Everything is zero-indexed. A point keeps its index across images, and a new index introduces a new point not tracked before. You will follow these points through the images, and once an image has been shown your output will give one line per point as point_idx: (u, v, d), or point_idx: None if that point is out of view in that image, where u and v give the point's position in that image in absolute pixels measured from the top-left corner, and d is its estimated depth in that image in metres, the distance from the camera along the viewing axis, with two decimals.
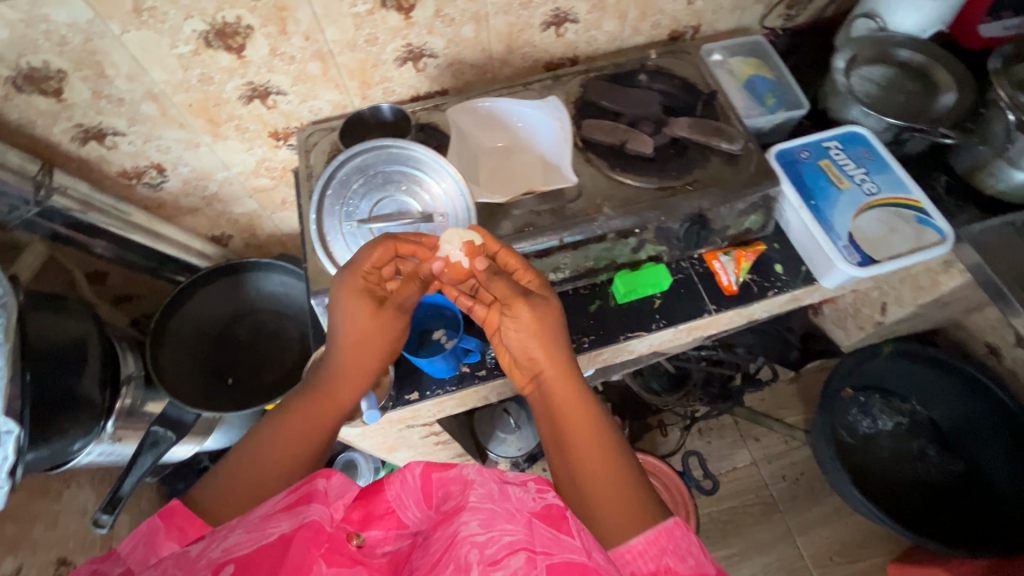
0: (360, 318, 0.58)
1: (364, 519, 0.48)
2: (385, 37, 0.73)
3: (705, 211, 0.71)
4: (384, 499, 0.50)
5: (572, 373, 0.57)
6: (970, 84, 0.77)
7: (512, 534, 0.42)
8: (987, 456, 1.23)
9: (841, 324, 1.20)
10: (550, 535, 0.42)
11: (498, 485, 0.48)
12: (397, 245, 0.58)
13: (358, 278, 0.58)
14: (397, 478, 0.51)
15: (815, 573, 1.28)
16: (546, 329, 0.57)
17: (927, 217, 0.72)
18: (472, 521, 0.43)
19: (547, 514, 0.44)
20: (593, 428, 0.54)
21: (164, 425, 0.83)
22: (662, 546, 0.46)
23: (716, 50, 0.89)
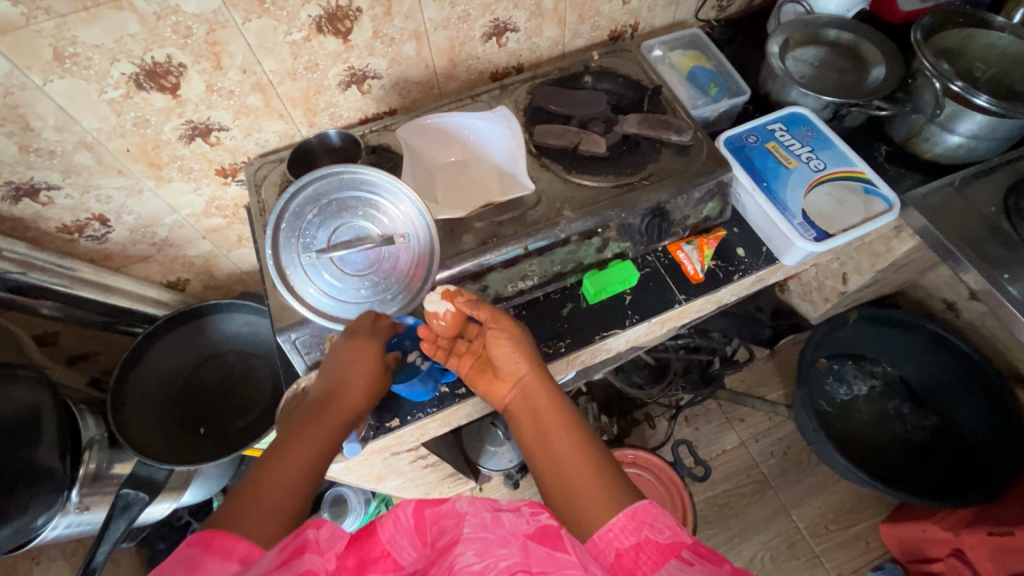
0: (358, 370, 0.60)
1: (360, 564, 0.45)
2: (325, 63, 0.72)
3: (663, 204, 0.73)
4: (378, 541, 0.48)
5: (551, 386, 0.61)
6: (897, 56, 0.81)
7: (509, 558, 0.41)
8: (956, 408, 1.28)
9: (807, 298, 1.23)
10: (546, 553, 0.42)
11: (492, 513, 0.46)
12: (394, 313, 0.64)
13: (359, 336, 0.61)
14: (389, 517, 0.49)
15: (812, 544, 1.30)
16: (527, 349, 0.63)
17: (873, 187, 0.75)
18: (467, 550, 0.43)
19: (543, 535, 0.44)
20: (572, 432, 0.57)
21: (134, 485, 0.80)
22: (639, 521, 0.46)
23: (656, 46, 0.91)
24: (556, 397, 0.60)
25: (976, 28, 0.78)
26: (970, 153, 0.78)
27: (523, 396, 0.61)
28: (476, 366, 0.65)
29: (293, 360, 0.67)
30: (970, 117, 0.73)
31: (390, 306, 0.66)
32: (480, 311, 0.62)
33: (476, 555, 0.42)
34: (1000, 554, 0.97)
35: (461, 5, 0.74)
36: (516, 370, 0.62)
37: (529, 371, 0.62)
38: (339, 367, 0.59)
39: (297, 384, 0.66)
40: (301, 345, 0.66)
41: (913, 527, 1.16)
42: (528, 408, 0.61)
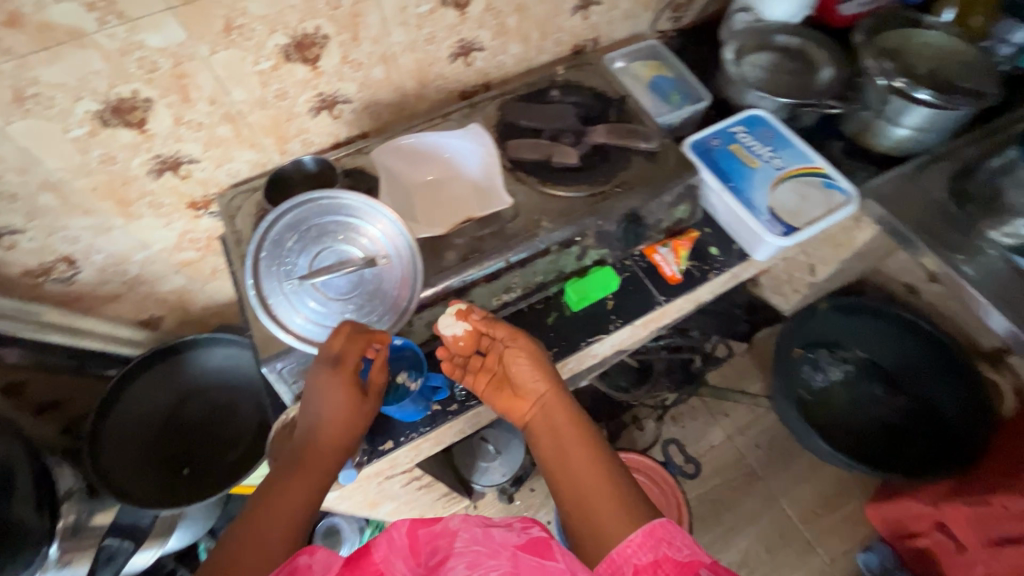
0: (340, 402, 0.57)
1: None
2: (295, 90, 0.72)
3: (637, 209, 0.75)
4: (372, 561, 0.45)
5: (571, 402, 0.62)
6: (842, 58, 0.87)
7: (499, 568, 0.43)
8: (926, 386, 1.34)
9: (778, 290, 1.28)
10: (536, 563, 0.44)
11: (483, 527, 0.47)
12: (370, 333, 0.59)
13: (341, 367, 0.57)
14: (383, 537, 0.47)
15: (803, 530, 1.34)
16: (546, 366, 0.63)
17: (832, 181, 0.79)
18: (459, 565, 0.43)
19: (532, 545, 0.46)
20: (591, 447, 0.58)
21: (118, 535, 0.83)
22: (658, 538, 0.48)
23: (617, 58, 0.94)
24: (574, 413, 0.61)
25: (909, 29, 0.86)
26: (917, 145, 0.83)
27: (542, 412, 0.62)
28: (492, 383, 0.66)
29: (280, 390, 0.66)
30: (914, 110, 0.78)
31: (376, 326, 0.64)
32: (497, 329, 0.64)
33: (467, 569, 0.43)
34: (976, 523, 1.02)
35: (427, 27, 0.76)
36: (535, 388, 0.62)
37: (549, 389, 0.62)
38: (319, 400, 0.57)
39: (286, 415, 0.65)
40: (288, 374, 0.66)
41: (896, 504, 1.21)
42: (547, 426, 0.61)
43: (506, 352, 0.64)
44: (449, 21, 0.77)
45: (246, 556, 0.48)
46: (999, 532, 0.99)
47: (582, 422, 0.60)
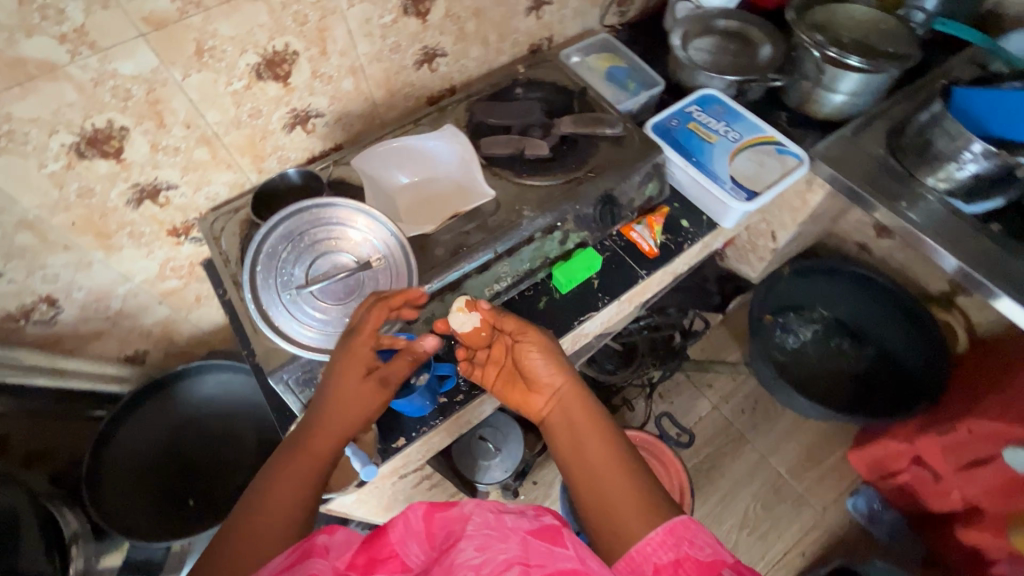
0: (348, 381, 0.58)
1: (369, 563, 0.45)
2: (268, 108, 0.74)
3: (611, 190, 0.80)
4: (388, 541, 0.47)
5: (587, 394, 0.62)
6: (778, 35, 0.94)
7: (507, 551, 0.44)
8: (886, 336, 1.45)
9: (744, 260, 1.35)
10: (545, 548, 0.44)
11: (495, 513, 0.48)
12: (389, 301, 0.60)
13: (359, 336, 0.59)
14: (400, 518, 0.48)
15: (793, 484, 1.41)
16: (559, 360, 0.63)
17: (783, 147, 0.85)
18: (468, 546, 0.44)
19: (543, 531, 0.46)
20: (608, 440, 0.57)
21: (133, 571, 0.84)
22: (679, 537, 0.49)
23: (573, 53, 0.99)
24: (592, 405, 0.61)
25: (833, 4, 0.93)
26: (853, 109, 0.91)
27: (558, 406, 0.62)
28: (505, 379, 0.67)
29: (288, 401, 0.67)
30: (847, 77, 0.86)
31: None
32: (505, 322, 0.65)
33: (476, 551, 0.44)
34: (948, 451, 1.11)
35: (391, 37, 0.79)
36: (551, 383, 0.62)
37: (565, 382, 0.62)
38: (336, 376, 0.58)
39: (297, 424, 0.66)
40: (294, 383, 0.67)
41: (876, 447, 1.28)
42: (563, 419, 0.61)
43: (518, 347, 0.64)
44: (412, 29, 0.80)
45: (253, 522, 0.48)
46: (969, 457, 1.08)
47: (600, 414, 0.60)
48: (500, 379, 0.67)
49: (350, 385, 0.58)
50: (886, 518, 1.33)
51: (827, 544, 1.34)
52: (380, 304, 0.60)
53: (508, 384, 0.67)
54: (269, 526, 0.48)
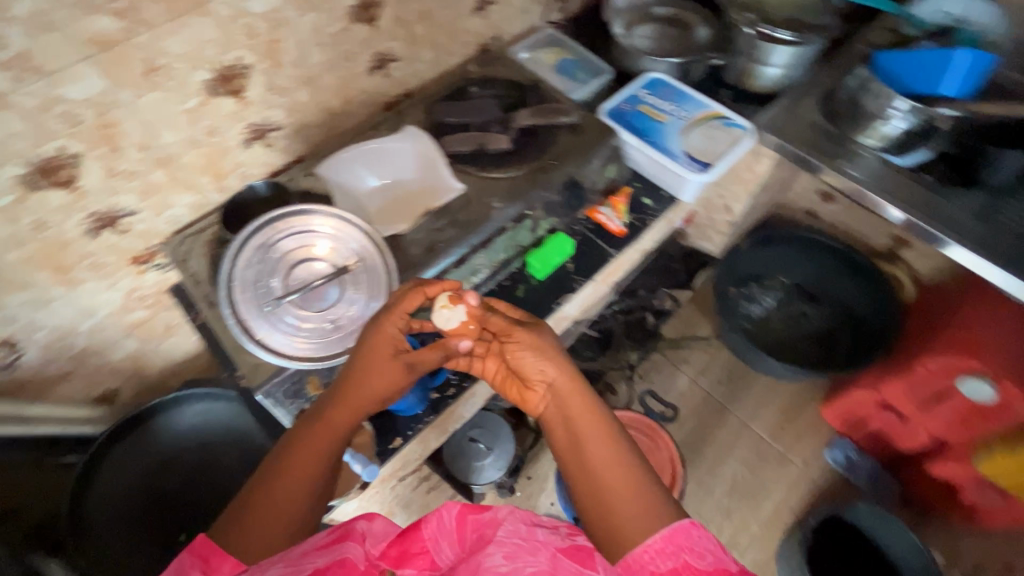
0: (377, 362, 0.60)
1: (400, 556, 0.50)
2: (225, 124, 0.73)
3: (573, 175, 0.83)
4: (421, 537, 0.51)
5: (583, 390, 0.60)
6: (713, 17, 0.99)
7: (535, 565, 0.47)
8: (842, 294, 1.54)
9: (704, 236, 1.41)
10: (573, 569, 0.47)
11: (528, 526, 0.51)
12: (426, 290, 0.62)
13: (387, 318, 0.61)
14: (434, 516, 0.52)
15: (774, 444, 1.47)
16: (551, 354, 0.61)
17: (730, 120, 0.90)
18: (498, 553, 0.47)
19: (573, 551, 0.49)
20: (605, 436, 0.56)
21: None
22: (678, 544, 0.49)
23: (521, 50, 1.02)
24: (589, 400, 0.59)
25: None
26: (787, 81, 0.98)
27: (553, 402, 0.60)
28: (501, 374, 0.66)
29: (278, 415, 0.66)
30: (779, 50, 0.92)
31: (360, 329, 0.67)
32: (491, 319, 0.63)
33: (504, 558, 0.47)
34: (911, 392, 1.18)
35: (342, 44, 0.79)
36: (543, 378, 0.61)
37: (559, 378, 0.60)
38: (362, 358, 0.60)
39: None
40: (282, 397, 0.66)
41: (847, 398, 1.34)
42: (559, 415, 0.60)
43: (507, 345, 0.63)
44: (362, 36, 0.81)
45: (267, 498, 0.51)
46: (930, 393, 1.15)
47: (599, 409, 0.58)
48: (497, 373, 0.66)
49: (376, 366, 0.60)
50: (863, 466, 1.40)
51: (813, 497, 1.40)
52: (415, 291, 0.62)
53: (505, 377, 0.66)
54: (281, 499, 0.52)
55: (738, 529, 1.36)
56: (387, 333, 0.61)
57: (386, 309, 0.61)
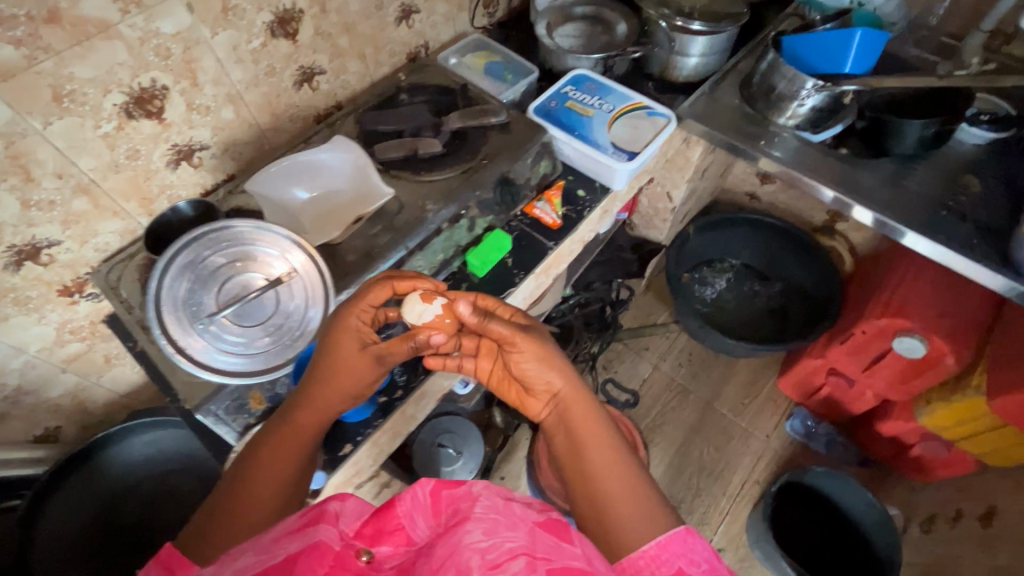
0: (343, 353, 0.61)
1: (376, 534, 0.45)
2: (147, 146, 0.72)
3: (506, 173, 0.85)
4: (396, 514, 0.45)
5: (587, 400, 0.64)
6: (631, 13, 1.03)
7: (513, 540, 0.41)
8: (788, 269, 1.61)
9: (651, 225, 1.45)
10: (552, 543, 0.42)
11: (504, 500, 0.45)
12: (395, 283, 0.64)
13: (352, 305, 0.63)
14: (408, 493, 0.46)
15: (736, 420, 1.52)
16: (557, 365, 0.65)
17: (652, 110, 0.94)
18: (475, 529, 0.41)
19: (551, 525, 0.44)
20: (608, 441, 0.62)
21: None
22: (673, 551, 0.52)
23: (450, 56, 1.04)
24: (593, 410, 0.64)
25: None
26: (706, 69, 1.02)
27: (556, 410, 0.65)
28: (499, 377, 0.71)
29: (222, 433, 0.65)
30: (695, 41, 0.97)
31: (299, 340, 0.67)
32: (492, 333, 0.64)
33: (484, 535, 0.41)
34: (853, 354, 1.24)
35: (264, 60, 0.80)
36: (549, 389, 0.65)
37: (564, 388, 0.64)
38: (327, 356, 0.62)
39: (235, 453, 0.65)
40: (225, 414, 0.66)
41: (800, 369, 1.40)
42: (561, 422, 0.65)
43: (510, 355, 0.65)
44: (284, 51, 0.81)
45: (244, 495, 0.56)
46: (873, 355, 1.20)
47: (601, 418, 0.64)
48: (496, 376, 0.71)
49: (340, 363, 0.61)
50: (820, 432, 1.47)
51: (776, 467, 1.45)
52: (383, 286, 0.63)
53: (507, 383, 0.70)
54: (259, 492, 0.56)
55: (709, 506, 1.40)
56: (351, 328, 0.62)
57: (353, 297, 0.63)
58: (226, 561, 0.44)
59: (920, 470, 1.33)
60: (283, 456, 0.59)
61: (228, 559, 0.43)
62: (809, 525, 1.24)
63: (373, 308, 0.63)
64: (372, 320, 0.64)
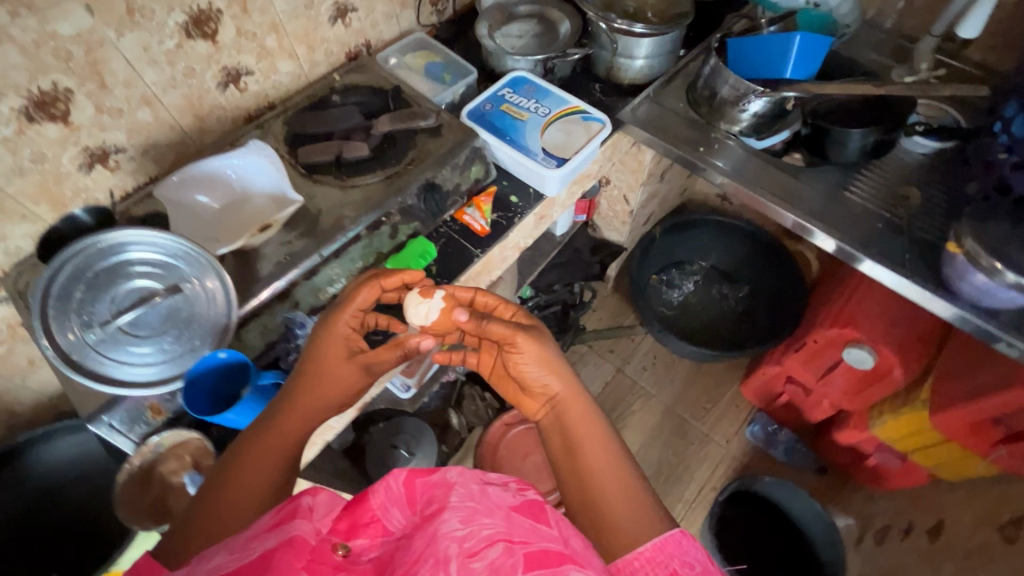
0: (334, 360, 0.63)
1: (350, 528, 0.45)
2: (54, 150, 0.71)
3: (432, 178, 0.83)
4: (370, 506, 0.46)
5: (586, 402, 0.64)
6: (575, 13, 1.00)
7: (491, 527, 0.40)
8: (757, 273, 1.58)
9: (612, 226, 1.43)
10: (529, 525, 0.41)
11: (479, 485, 0.45)
12: (381, 281, 0.67)
13: (348, 307, 0.66)
14: (381, 484, 0.47)
15: (697, 424, 1.50)
16: (555, 365, 0.66)
17: (588, 114, 0.92)
18: (452, 518, 0.41)
19: (526, 508, 0.44)
20: (605, 443, 0.61)
21: None
22: (668, 553, 0.51)
23: (391, 55, 1.02)
24: (591, 413, 0.64)
25: None
26: (651, 71, 0.99)
27: (553, 411, 0.65)
28: (498, 372, 0.72)
29: (118, 442, 0.65)
30: (638, 42, 0.94)
31: (199, 350, 0.66)
32: (492, 332, 0.67)
33: (460, 523, 0.40)
34: (808, 363, 1.21)
35: (181, 62, 0.78)
36: (546, 390, 0.66)
37: (562, 390, 0.65)
38: (315, 358, 0.63)
39: (128, 463, 0.64)
40: (120, 424, 0.65)
41: (759, 375, 1.37)
42: (557, 423, 0.65)
43: (508, 352, 0.67)
44: (203, 51, 0.79)
45: (224, 496, 0.52)
46: (825, 364, 1.18)
47: (600, 421, 0.63)
48: (497, 372, 0.73)
49: (330, 367, 0.63)
50: (780, 438, 1.44)
51: (735, 473, 1.43)
52: (376, 283, 0.66)
53: (506, 381, 0.72)
54: (238, 491, 0.53)
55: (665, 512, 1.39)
56: (339, 329, 0.65)
57: (344, 301, 0.66)
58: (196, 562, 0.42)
59: (877, 480, 1.31)
60: (266, 453, 0.57)
61: (200, 560, 0.42)
62: (765, 532, 1.22)
63: (361, 314, 0.66)
64: (355, 333, 0.66)
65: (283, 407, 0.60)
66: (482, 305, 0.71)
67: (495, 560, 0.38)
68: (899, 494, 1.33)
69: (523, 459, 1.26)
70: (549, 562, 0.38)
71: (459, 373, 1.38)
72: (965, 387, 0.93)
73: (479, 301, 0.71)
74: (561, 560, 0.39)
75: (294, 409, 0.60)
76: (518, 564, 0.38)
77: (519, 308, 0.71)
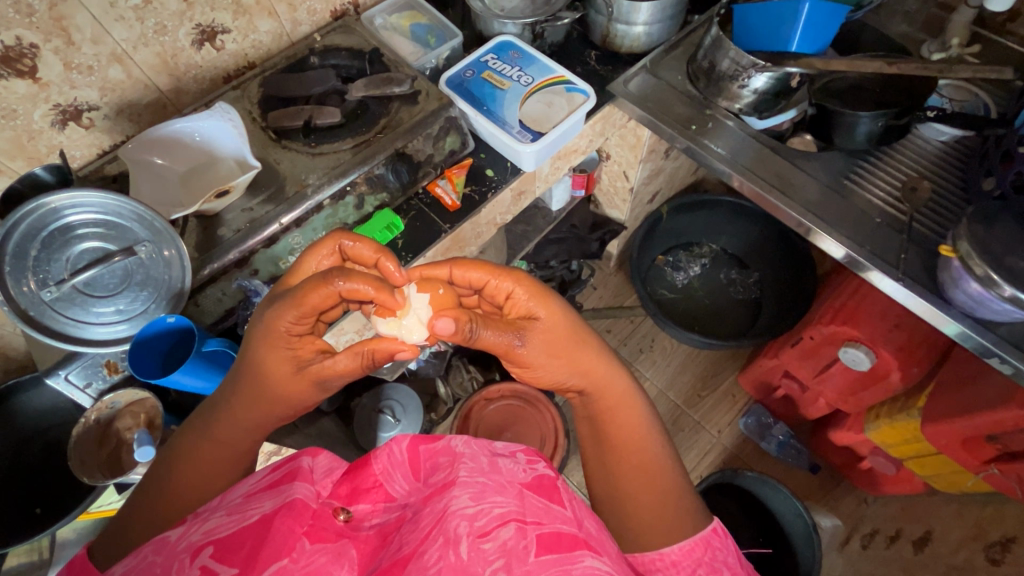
0: (280, 370, 0.55)
1: (352, 493, 0.43)
2: (24, 107, 0.72)
3: (402, 149, 0.80)
4: (372, 472, 0.45)
5: (625, 395, 0.60)
6: None
7: (504, 506, 0.39)
8: (770, 261, 1.47)
9: (613, 204, 1.36)
10: (542, 504, 0.41)
11: (488, 457, 0.45)
12: (345, 289, 0.52)
13: (299, 309, 0.52)
14: (384, 450, 0.47)
15: (691, 413, 1.44)
16: (578, 366, 0.58)
17: (572, 85, 0.88)
18: (463, 495, 0.40)
19: (539, 487, 0.43)
20: (640, 438, 0.58)
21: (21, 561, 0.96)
22: (696, 559, 0.51)
23: (377, 14, 0.97)
24: (629, 400, 0.60)
25: None
26: (651, 38, 0.92)
27: (582, 400, 0.62)
28: None
29: (76, 397, 0.73)
30: (635, 7, 0.86)
31: (154, 312, 0.68)
32: (490, 345, 0.56)
33: (471, 501, 0.39)
34: (805, 359, 1.15)
35: (151, 18, 0.76)
36: (576, 388, 0.60)
37: (597, 384, 0.59)
38: (262, 367, 0.55)
39: (85, 417, 0.73)
40: (77, 380, 0.71)
41: (756, 368, 1.31)
42: (586, 411, 0.62)
43: (512, 359, 0.58)
44: (173, 8, 0.77)
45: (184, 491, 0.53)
46: (822, 361, 1.12)
47: (639, 408, 0.60)
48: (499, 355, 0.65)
49: (280, 378, 0.55)
50: (774, 432, 1.37)
51: (722, 464, 1.38)
52: (324, 285, 0.52)
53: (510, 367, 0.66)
54: (194, 486, 0.53)
55: None
56: (279, 337, 0.54)
57: (290, 305, 0.52)
58: (192, 519, 0.41)
59: (869, 483, 1.27)
60: (240, 427, 0.56)
61: (193, 520, 0.40)
62: (743, 525, 1.21)
63: (310, 317, 0.54)
64: (302, 339, 0.56)
65: (235, 399, 0.56)
66: (468, 278, 0.61)
67: (507, 542, 0.36)
68: (892, 500, 1.29)
69: (500, 434, 1.26)
70: (563, 547, 0.37)
71: (449, 344, 1.37)
72: (957, 403, 0.88)
73: (466, 274, 0.61)
74: (576, 544, 0.38)
75: (255, 403, 0.56)
76: (529, 547, 0.37)
77: (511, 275, 0.60)
